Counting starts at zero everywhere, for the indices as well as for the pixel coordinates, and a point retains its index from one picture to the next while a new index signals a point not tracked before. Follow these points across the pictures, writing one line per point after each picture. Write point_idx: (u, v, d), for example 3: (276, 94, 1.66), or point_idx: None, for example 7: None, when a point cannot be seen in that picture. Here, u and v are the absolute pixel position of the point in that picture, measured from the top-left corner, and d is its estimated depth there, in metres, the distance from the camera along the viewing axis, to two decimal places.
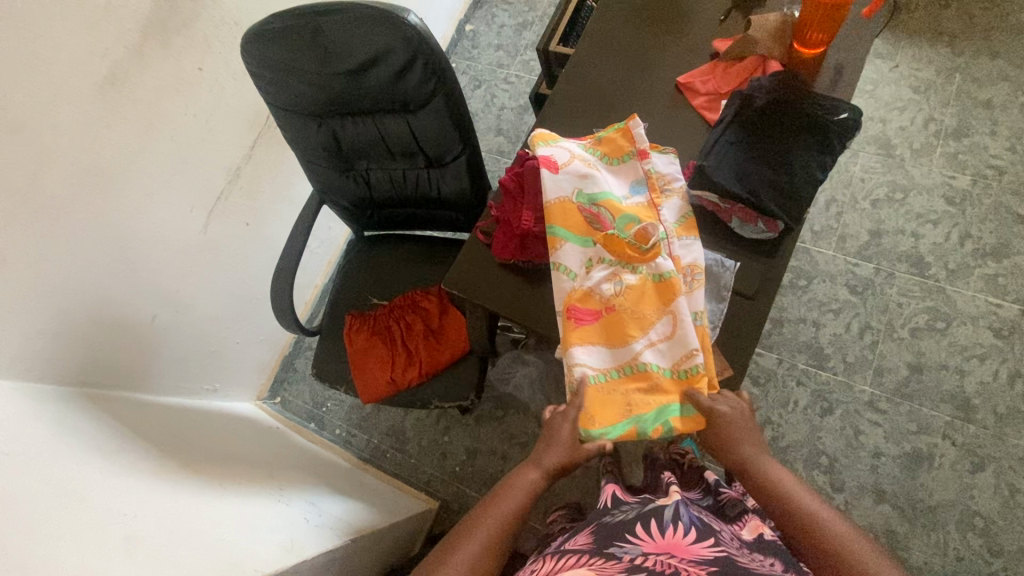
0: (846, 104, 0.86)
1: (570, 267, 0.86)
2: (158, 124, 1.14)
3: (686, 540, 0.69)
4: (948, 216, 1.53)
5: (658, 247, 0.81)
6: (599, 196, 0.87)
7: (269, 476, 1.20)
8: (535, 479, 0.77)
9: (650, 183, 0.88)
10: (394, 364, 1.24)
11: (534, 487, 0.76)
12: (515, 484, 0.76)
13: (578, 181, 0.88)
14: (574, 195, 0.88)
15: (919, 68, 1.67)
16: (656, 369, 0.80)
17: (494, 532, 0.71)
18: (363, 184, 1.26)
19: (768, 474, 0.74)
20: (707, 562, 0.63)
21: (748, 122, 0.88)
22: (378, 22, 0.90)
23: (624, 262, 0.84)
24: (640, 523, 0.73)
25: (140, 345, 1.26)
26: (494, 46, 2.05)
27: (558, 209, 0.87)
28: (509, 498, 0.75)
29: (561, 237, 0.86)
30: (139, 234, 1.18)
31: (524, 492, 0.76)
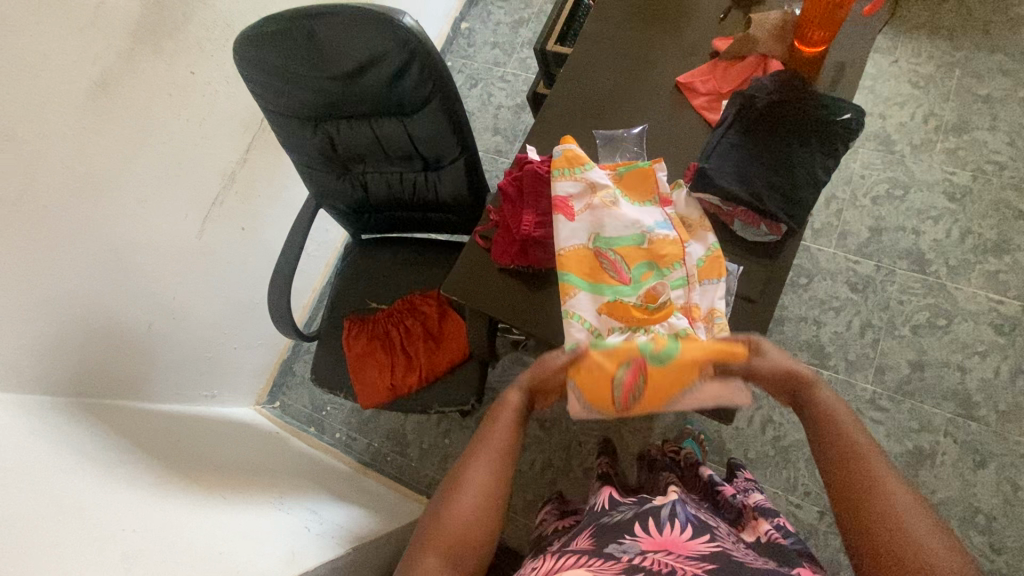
0: (849, 104, 0.85)
1: (584, 317, 0.82)
2: (151, 130, 1.12)
3: (684, 537, 0.69)
4: (948, 212, 1.52)
5: (671, 308, 0.78)
6: (615, 242, 0.84)
7: (269, 483, 1.19)
8: (518, 399, 0.75)
9: (673, 225, 0.85)
10: (394, 369, 1.23)
11: (518, 406, 0.74)
12: (501, 412, 0.74)
13: (593, 226, 0.85)
14: (590, 242, 0.85)
15: (919, 63, 1.66)
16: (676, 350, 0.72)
17: (495, 459, 0.69)
18: (360, 188, 1.24)
19: (834, 415, 0.67)
20: (705, 558, 0.63)
21: (750, 124, 0.87)
22: (374, 25, 0.88)
23: (636, 325, 0.79)
24: (637, 522, 0.72)
25: (137, 353, 1.25)
26: (490, 44, 2.03)
27: (570, 255, 0.84)
28: (499, 425, 0.72)
29: (574, 285, 0.82)
30: (133, 241, 1.16)
31: (508, 413, 0.73)
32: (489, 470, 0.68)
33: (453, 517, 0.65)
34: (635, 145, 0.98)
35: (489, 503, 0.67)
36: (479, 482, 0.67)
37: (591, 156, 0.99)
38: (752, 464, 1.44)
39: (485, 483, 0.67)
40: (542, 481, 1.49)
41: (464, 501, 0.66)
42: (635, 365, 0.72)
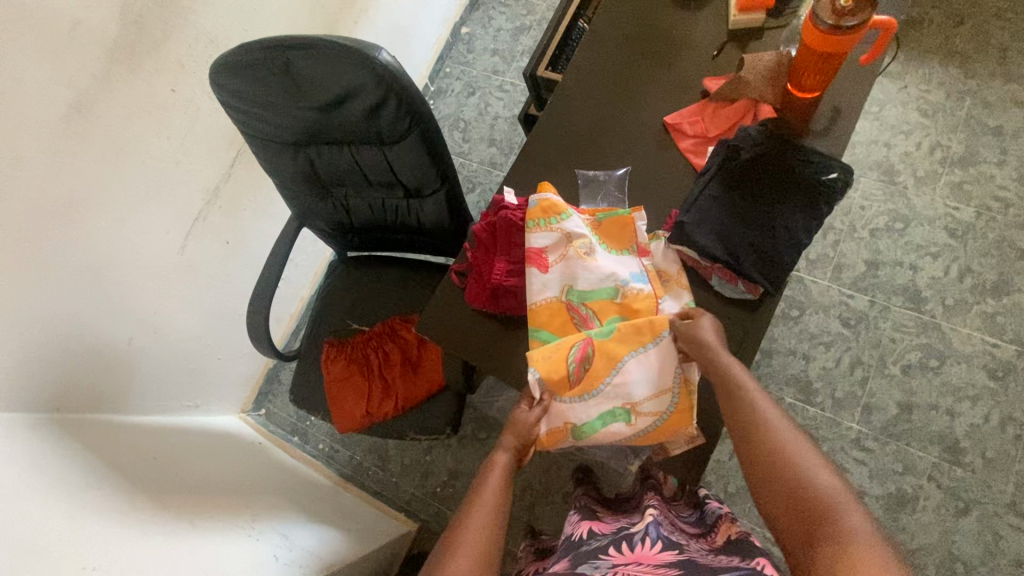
0: (836, 162, 0.83)
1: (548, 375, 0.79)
2: (131, 150, 1.11)
3: (654, 551, 0.68)
4: (949, 249, 1.48)
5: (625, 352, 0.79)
6: (588, 295, 0.83)
7: (243, 503, 1.20)
8: (506, 457, 0.75)
9: (650, 277, 0.83)
10: (370, 397, 1.22)
11: (507, 464, 0.75)
12: (488, 474, 0.74)
13: (567, 276, 0.83)
14: (563, 293, 0.83)
15: (929, 90, 1.60)
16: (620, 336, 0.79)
17: (485, 520, 0.69)
18: (342, 209, 1.22)
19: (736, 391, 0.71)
20: (673, 565, 0.63)
21: (732, 175, 0.85)
22: (349, 59, 0.86)
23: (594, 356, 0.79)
24: (611, 544, 0.71)
25: (118, 369, 1.25)
26: (489, 51, 1.98)
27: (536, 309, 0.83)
28: (488, 486, 0.72)
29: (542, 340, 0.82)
30: (111, 259, 1.15)
31: (497, 474, 0.74)
32: (478, 529, 0.68)
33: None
34: (616, 188, 0.95)
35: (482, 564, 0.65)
36: (472, 542, 0.66)
37: (571, 196, 0.97)
38: (732, 498, 1.43)
39: (478, 543, 0.66)
40: (519, 503, 1.48)
41: (457, 562, 0.64)
42: (584, 344, 0.79)
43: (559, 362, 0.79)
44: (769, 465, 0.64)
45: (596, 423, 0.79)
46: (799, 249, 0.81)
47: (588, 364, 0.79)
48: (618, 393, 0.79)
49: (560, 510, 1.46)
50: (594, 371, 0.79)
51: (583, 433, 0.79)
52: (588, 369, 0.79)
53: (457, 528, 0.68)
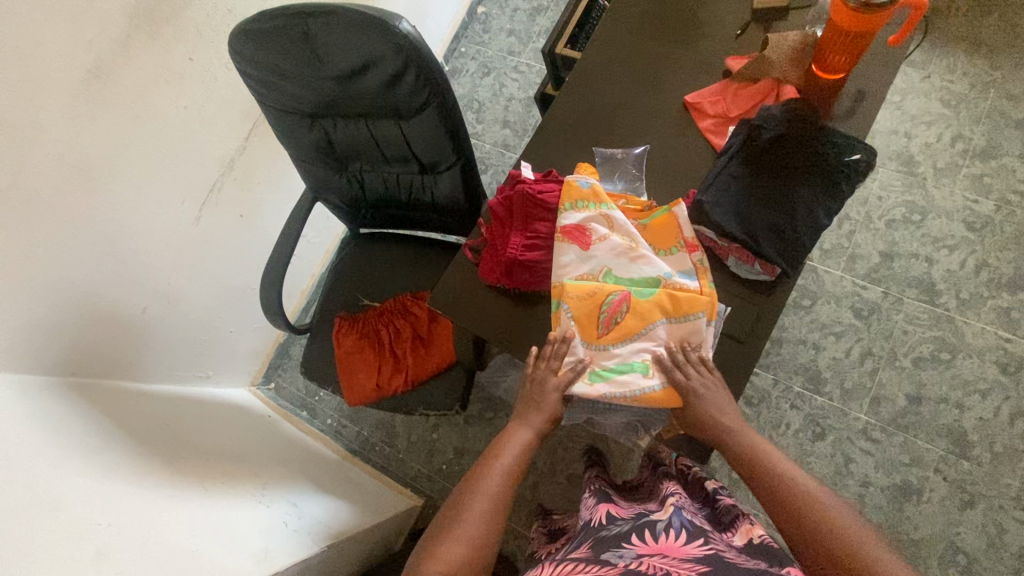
0: (860, 143, 0.82)
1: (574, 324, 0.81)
2: (148, 117, 1.11)
3: (678, 543, 0.69)
4: (966, 242, 1.46)
5: (652, 317, 0.80)
6: (626, 279, 0.82)
7: (254, 470, 1.22)
8: (527, 435, 0.80)
9: (699, 274, 0.82)
10: (380, 371, 1.23)
11: (529, 441, 0.79)
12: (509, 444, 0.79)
13: (612, 257, 0.82)
14: (603, 270, 0.82)
15: (952, 80, 1.57)
16: (654, 301, 0.80)
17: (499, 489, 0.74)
18: (356, 184, 1.22)
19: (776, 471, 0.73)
20: (700, 559, 0.64)
21: (751, 158, 0.84)
22: (369, 29, 0.85)
23: (623, 314, 0.80)
24: (634, 533, 0.71)
25: (133, 336, 1.27)
26: (506, 31, 1.96)
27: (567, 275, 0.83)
28: (506, 457, 0.78)
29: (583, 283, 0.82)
30: (128, 227, 1.16)
31: (517, 449, 0.78)
32: (489, 492, 0.74)
33: (460, 538, 0.69)
34: (635, 167, 0.95)
35: (486, 536, 0.70)
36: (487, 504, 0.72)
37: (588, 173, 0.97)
38: (736, 484, 1.43)
39: (488, 509, 0.72)
40: (525, 483, 1.49)
41: (469, 522, 0.70)
42: (617, 300, 0.80)
43: (587, 320, 0.81)
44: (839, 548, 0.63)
45: (614, 376, 0.79)
46: (817, 232, 0.80)
47: (619, 318, 0.80)
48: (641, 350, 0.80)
49: (565, 490, 1.47)
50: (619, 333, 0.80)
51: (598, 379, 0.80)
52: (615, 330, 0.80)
53: (474, 486, 0.74)
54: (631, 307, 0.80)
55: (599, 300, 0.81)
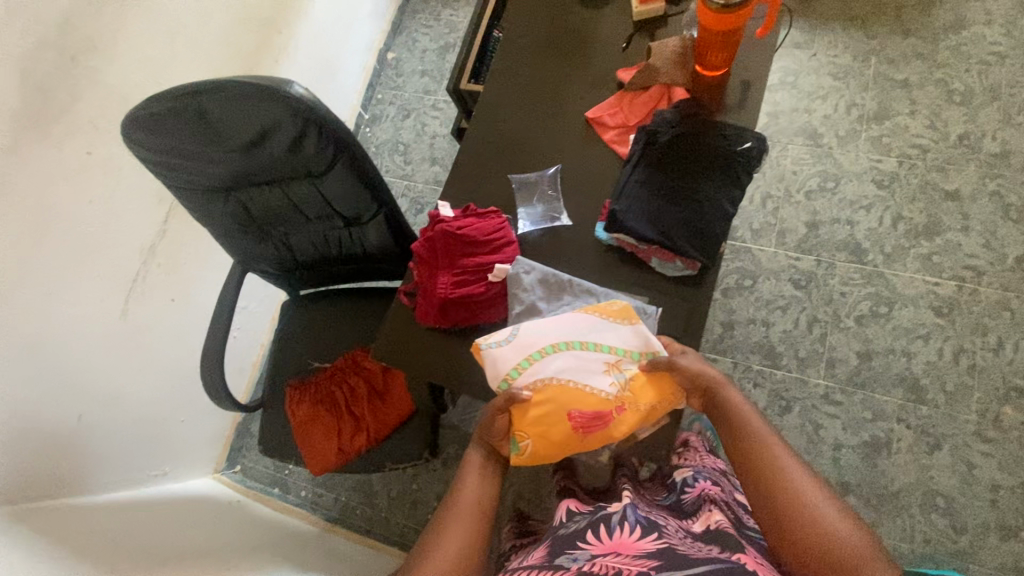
0: (749, 132, 0.86)
1: (530, 421, 0.77)
2: (50, 219, 1.06)
3: (633, 538, 0.69)
4: (879, 200, 1.55)
5: (608, 401, 0.77)
6: (582, 410, 0.77)
7: (224, 565, 1.15)
8: (478, 454, 0.81)
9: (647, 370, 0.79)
10: (340, 432, 1.19)
11: (481, 459, 0.81)
12: (470, 467, 0.80)
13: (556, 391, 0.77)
14: (555, 411, 0.77)
15: (836, 55, 1.69)
16: (610, 402, 0.78)
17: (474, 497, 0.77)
18: (285, 248, 1.20)
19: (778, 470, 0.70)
20: (652, 555, 0.64)
21: (655, 160, 0.87)
22: (262, 98, 0.85)
23: (580, 407, 0.77)
24: (591, 529, 0.72)
25: (72, 450, 1.18)
26: (418, 72, 2.00)
27: (509, 365, 0.79)
28: (466, 483, 0.79)
29: (545, 441, 0.77)
30: (47, 335, 1.10)
31: (474, 469, 0.80)
32: (466, 508, 0.76)
33: (440, 553, 0.72)
34: (551, 187, 0.97)
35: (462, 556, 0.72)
36: (455, 531, 0.74)
37: (507, 202, 0.98)
38: None
39: (461, 534, 0.74)
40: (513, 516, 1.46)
41: (440, 551, 0.72)
42: (575, 422, 0.77)
43: (537, 416, 0.77)
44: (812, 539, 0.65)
45: (548, 356, 0.80)
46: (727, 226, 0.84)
47: (582, 427, 0.77)
48: (584, 375, 0.79)
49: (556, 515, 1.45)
50: (568, 387, 0.78)
51: (538, 356, 0.79)
52: (574, 420, 0.77)
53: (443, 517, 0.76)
54: (586, 407, 0.77)
55: (560, 418, 0.77)
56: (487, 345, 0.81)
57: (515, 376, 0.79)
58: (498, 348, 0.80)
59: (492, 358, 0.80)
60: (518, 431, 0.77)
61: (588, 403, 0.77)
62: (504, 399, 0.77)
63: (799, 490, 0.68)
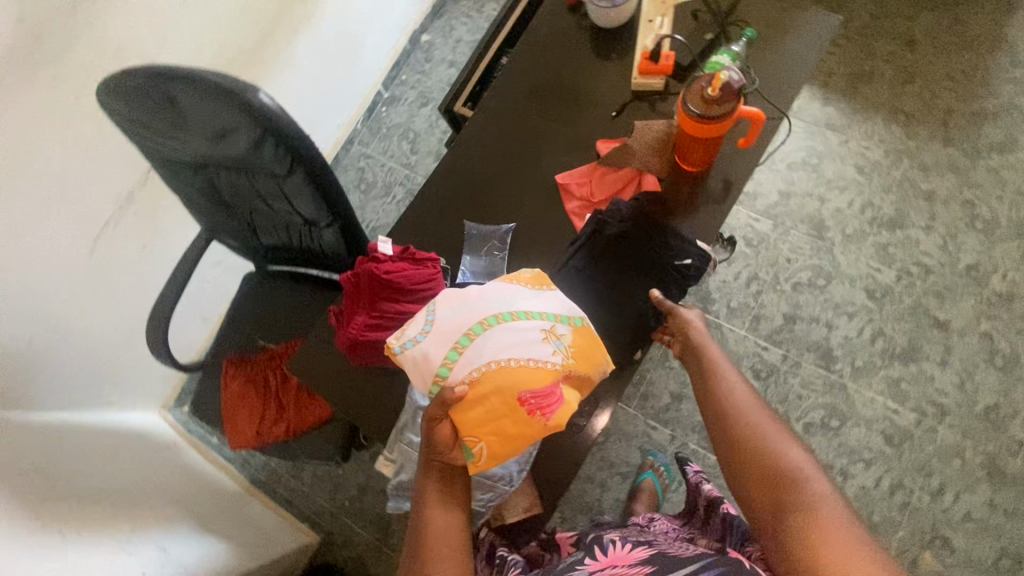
0: (695, 247, 0.86)
1: (477, 416, 0.74)
2: (28, 155, 1.09)
3: (626, 550, 0.70)
4: (865, 310, 1.49)
5: (551, 370, 0.75)
6: (528, 390, 0.74)
7: (130, 511, 1.21)
8: (431, 474, 0.76)
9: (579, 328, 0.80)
10: (263, 418, 1.23)
11: (435, 480, 0.76)
12: (431, 498, 0.74)
13: (493, 372, 0.74)
14: (499, 399, 0.74)
15: (869, 147, 1.60)
16: (554, 370, 0.76)
17: (444, 520, 0.73)
18: (250, 228, 1.22)
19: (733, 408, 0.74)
20: (647, 563, 0.65)
21: (598, 248, 0.87)
22: (226, 99, 0.85)
23: (521, 386, 0.74)
24: (581, 549, 0.72)
25: (28, 368, 1.24)
26: (447, 62, 1.96)
27: (436, 363, 0.76)
28: (428, 512, 0.73)
29: (499, 432, 0.74)
30: (10, 261, 1.14)
31: (434, 492, 0.75)
32: (442, 537, 0.71)
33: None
34: (500, 244, 0.95)
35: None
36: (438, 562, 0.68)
37: (454, 247, 0.97)
38: None
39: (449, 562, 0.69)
40: None
41: None
42: (525, 405, 0.74)
43: (485, 414, 0.74)
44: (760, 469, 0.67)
45: (475, 337, 0.76)
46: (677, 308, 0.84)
47: (533, 402, 0.74)
48: (519, 352, 0.76)
49: None
50: (507, 369, 0.74)
51: (465, 340, 0.76)
52: (526, 403, 0.74)
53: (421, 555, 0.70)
54: (529, 385, 0.74)
55: (506, 406, 0.74)
56: (404, 348, 0.78)
57: (446, 374, 0.76)
58: (419, 347, 0.78)
59: (415, 357, 0.78)
60: (470, 437, 0.74)
61: (530, 380, 0.74)
62: (439, 405, 0.73)
63: (769, 443, 0.68)
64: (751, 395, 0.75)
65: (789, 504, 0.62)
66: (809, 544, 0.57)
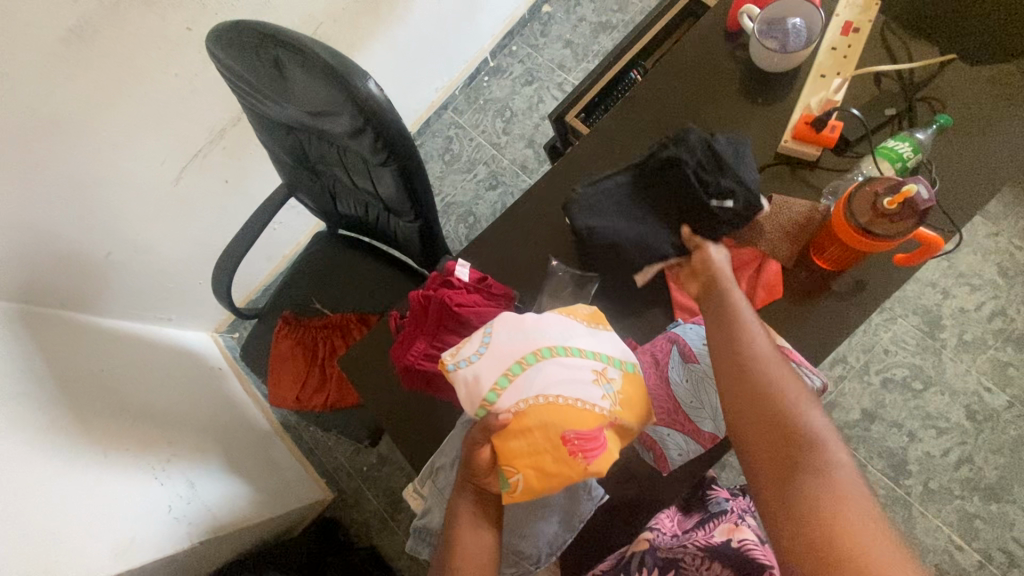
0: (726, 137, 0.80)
1: (517, 450, 0.67)
2: (131, 79, 1.09)
3: None
4: (958, 430, 1.32)
5: (600, 415, 0.68)
6: (574, 431, 0.67)
7: (168, 438, 1.26)
8: (466, 499, 0.71)
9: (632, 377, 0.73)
10: (304, 384, 1.25)
11: (471, 505, 0.71)
12: (462, 523, 0.71)
13: (540, 405, 0.67)
14: (541, 435, 0.66)
15: (1021, 247, 1.38)
16: (605, 415, 0.69)
17: (475, 548, 0.69)
18: (329, 195, 1.18)
19: (755, 368, 0.63)
20: None
21: (645, 169, 0.81)
22: (331, 80, 0.78)
23: (569, 425, 0.67)
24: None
25: (94, 277, 1.29)
26: (563, 41, 1.80)
27: (485, 387, 0.69)
28: (461, 538, 0.70)
29: (538, 472, 0.67)
30: (96, 177, 1.16)
31: (469, 517, 0.70)
32: (474, 567, 0.68)
33: None
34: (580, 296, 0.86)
35: None
36: None
37: (533, 282, 0.89)
38: None
39: None
40: None
41: None
42: (572, 448, 0.66)
43: (527, 450, 0.67)
44: (776, 435, 0.58)
45: (528, 366, 0.69)
46: (705, 244, 0.75)
47: (581, 447, 0.66)
48: (571, 389, 0.68)
49: None
50: (559, 406, 0.67)
51: (517, 368, 0.69)
52: (568, 444, 0.66)
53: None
54: (578, 425, 0.67)
55: (548, 442, 0.66)
56: (456, 366, 0.71)
57: (493, 401, 0.68)
58: (470, 366, 0.70)
59: (465, 378, 0.70)
60: (506, 468, 0.67)
61: (581, 422, 0.67)
62: (481, 432, 0.67)
63: (788, 408, 0.59)
64: (777, 355, 0.64)
65: (805, 480, 0.55)
66: (832, 533, 0.50)
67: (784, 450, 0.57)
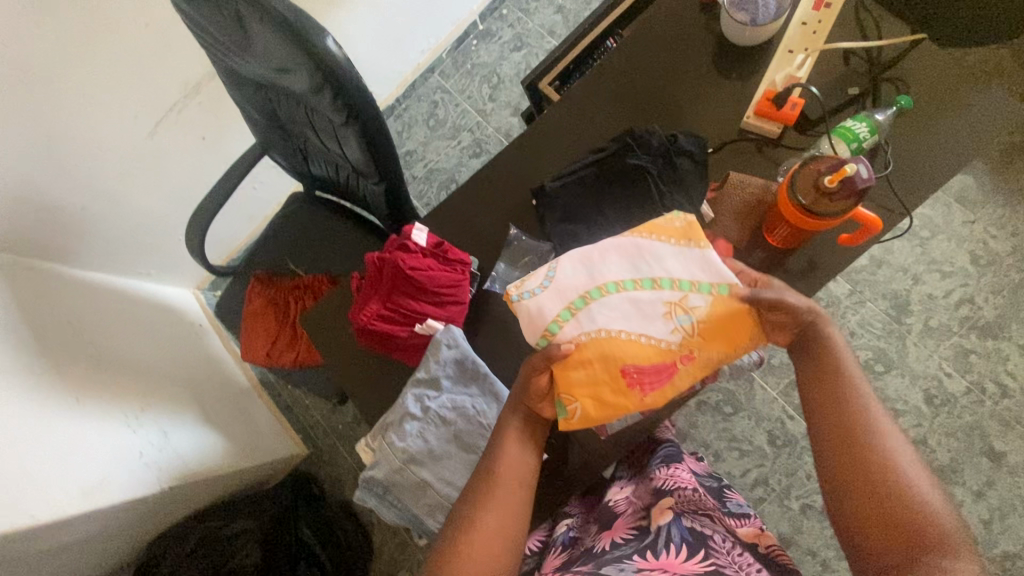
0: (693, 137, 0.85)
1: (575, 378, 0.66)
2: (102, 29, 1.08)
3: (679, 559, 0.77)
4: (915, 412, 1.35)
5: (667, 350, 0.64)
6: (635, 365, 0.64)
7: (143, 388, 1.29)
8: (517, 415, 0.73)
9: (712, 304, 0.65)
10: (275, 341, 1.28)
11: (518, 422, 0.73)
12: (508, 436, 0.73)
13: (599, 339, 0.65)
14: (599, 367, 0.65)
15: (994, 236, 1.39)
16: (674, 352, 0.65)
17: (515, 462, 0.72)
18: (302, 156, 1.17)
19: (851, 400, 0.64)
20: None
21: (610, 161, 0.86)
22: (289, 36, 0.78)
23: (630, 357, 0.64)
24: (637, 552, 0.80)
25: (71, 228, 1.30)
26: (554, 6, 1.76)
27: (547, 318, 0.67)
28: (502, 448, 0.72)
29: (597, 402, 0.66)
30: (69, 128, 1.16)
31: (514, 433, 0.73)
32: (512, 481, 0.71)
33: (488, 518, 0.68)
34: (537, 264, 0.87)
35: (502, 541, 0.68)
36: (501, 503, 0.69)
37: (491, 249, 0.90)
38: None
39: (504, 511, 0.69)
40: None
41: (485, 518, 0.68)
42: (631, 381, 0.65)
43: (586, 379, 0.66)
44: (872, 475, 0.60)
45: (594, 297, 0.66)
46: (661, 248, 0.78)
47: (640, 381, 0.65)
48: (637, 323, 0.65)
49: None
50: (619, 339, 0.65)
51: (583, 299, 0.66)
52: (629, 377, 0.65)
53: (488, 485, 0.70)
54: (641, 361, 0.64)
55: (608, 374, 0.65)
56: (521, 297, 0.69)
57: (555, 331, 0.66)
58: (534, 298, 0.68)
59: (527, 309, 0.68)
60: (565, 394, 0.67)
61: (644, 355, 0.65)
62: (540, 359, 0.67)
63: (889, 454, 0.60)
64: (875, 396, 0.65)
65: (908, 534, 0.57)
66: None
67: (880, 494, 0.59)
